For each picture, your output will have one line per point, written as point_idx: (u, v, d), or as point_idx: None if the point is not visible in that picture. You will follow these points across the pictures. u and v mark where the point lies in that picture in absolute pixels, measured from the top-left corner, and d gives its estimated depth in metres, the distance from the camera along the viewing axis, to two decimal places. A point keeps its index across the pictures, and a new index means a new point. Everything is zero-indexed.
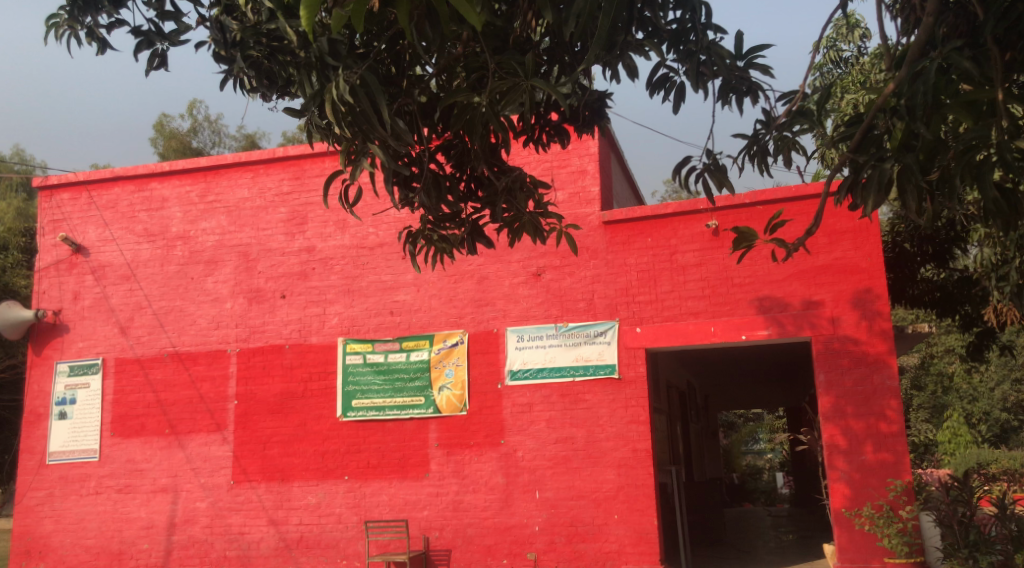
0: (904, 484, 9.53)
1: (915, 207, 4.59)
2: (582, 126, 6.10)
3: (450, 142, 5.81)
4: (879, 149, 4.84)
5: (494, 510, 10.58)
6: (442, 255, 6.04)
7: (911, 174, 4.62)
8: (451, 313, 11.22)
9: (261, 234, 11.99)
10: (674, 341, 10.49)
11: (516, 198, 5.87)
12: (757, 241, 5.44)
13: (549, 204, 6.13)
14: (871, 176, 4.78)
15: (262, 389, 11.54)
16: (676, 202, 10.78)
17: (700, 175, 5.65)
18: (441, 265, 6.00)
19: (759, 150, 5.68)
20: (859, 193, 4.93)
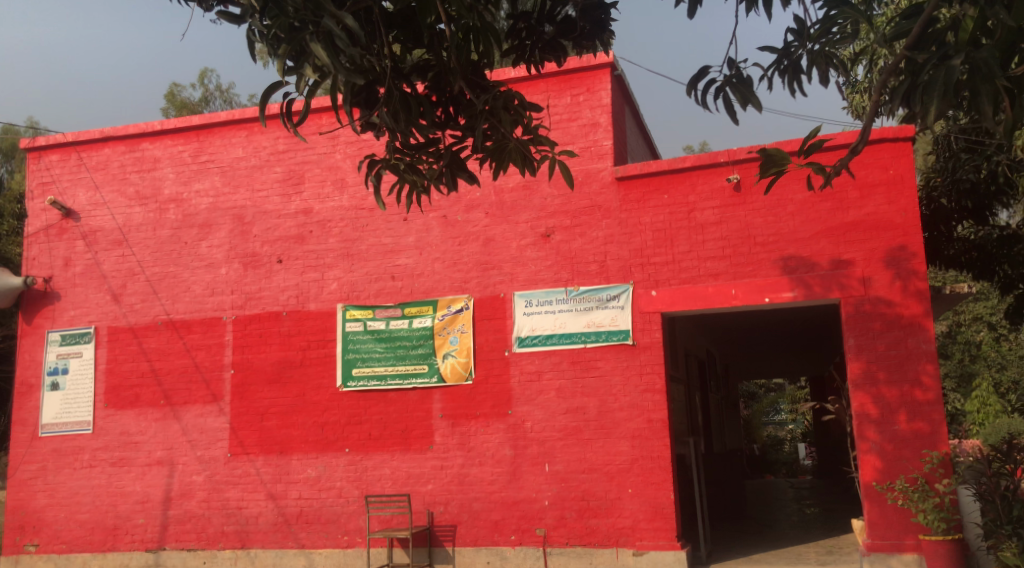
0: (941, 456, 8.84)
1: (990, 110, 3.97)
2: (582, 41, 5.88)
3: (427, 63, 5.26)
4: (943, 46, 4.20)
5: (502, 484, 10.03)
6: (416, 191, 5.52)
7: (988, 69, 3.97)
8: (456, 277, 10.60)
9: (256, 195, 11.41)
10: (692, 305, 9.81)
11: (501, 121, 5.30)
12: (789, 164, 4.98)
13: (541, 128, 5.48)
14: (935, 77, 4.08)
15: (260, 358, 11.01)
16: (694, 155, 10.06)
17: (723, 90, 5.52)
18: (417, 204, 5.49)
19: (789, 65, 5.66)
20: (918, 100, 4.24)
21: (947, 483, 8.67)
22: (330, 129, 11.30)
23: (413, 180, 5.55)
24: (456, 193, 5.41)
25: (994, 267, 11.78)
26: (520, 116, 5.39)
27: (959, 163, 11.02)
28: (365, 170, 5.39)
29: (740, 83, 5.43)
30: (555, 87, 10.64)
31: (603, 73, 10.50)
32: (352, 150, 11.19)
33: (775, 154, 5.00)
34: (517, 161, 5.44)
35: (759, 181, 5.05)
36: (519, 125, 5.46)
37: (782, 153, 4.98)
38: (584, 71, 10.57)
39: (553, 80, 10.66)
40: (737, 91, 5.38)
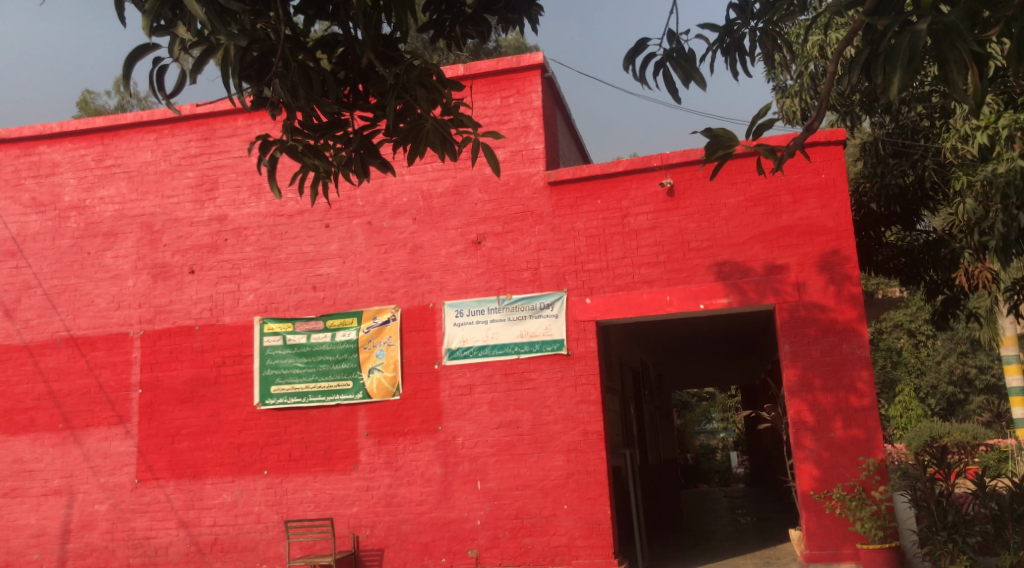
0: (877, 463, 8.69)
1: (959, 78, 3.73)
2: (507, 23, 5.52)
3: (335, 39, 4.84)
4: (904, 10, 3.94)
5: (431, 504, 9.54)
6: (320, 178, 5.05)
7: (957, 34, 3.72)
8: (381, 286, 10.09)
9: (166, 202, 10.71)
10: (626, 313, 9.51)
11: (418, 100, 4.88)
12: (738, 146, 4.62)
13: (462, 109, 5.06)
14: (900, 43, 3.80)
15: (170, 375, 10.29)
16: (627, 159, 9.79)
17: (662, 65, 5.35)
18: (321, 192, 5.04)
19: (732, 42, 5.56)
20: (880, 69, 4.00)
21: (883, 490, 8.54)
22: (246, 132, 10.68)
23: (314, 165, 4.99)
24: (366, 180, 5.07)
25: (920, 273, 11.82)
26: (439, 95, 4.96)
27: (887, 169, 10.97)
28: (259, 152, 4.79)
29: (681, 59, 5.31)
30: (484, 89, 10.26)
31: (533, 74, 10.16)
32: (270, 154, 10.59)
33: (723, 135, 4.57)
34: (436, 145, 5.06)
35: (706, 166, 4.65)
36: (438, 105, 5.03)
37: (731, 133, 4.56)
38: (514, 73, 10.21)
39: (482, 82, 10.28)
40: (679, 67, 5.26)
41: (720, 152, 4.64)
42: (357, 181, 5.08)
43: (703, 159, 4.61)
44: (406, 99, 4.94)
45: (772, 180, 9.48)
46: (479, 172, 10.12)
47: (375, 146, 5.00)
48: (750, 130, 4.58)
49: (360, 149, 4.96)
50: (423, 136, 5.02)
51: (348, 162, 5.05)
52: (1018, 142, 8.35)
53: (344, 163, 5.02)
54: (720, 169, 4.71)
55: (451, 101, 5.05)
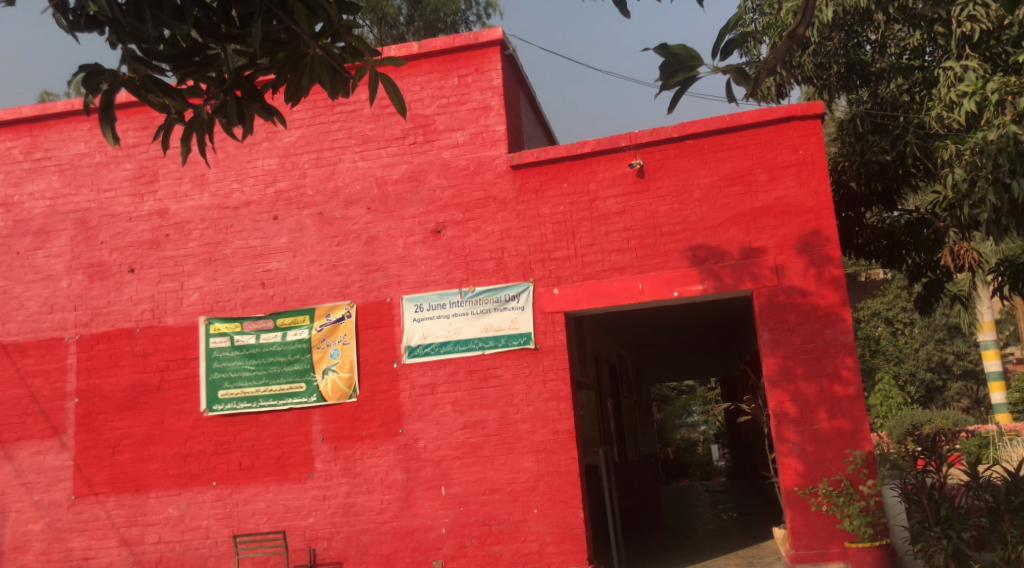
0: (865, 455, 8.15)
1: None
2: None
3: None
4: None
5: (392, 512, 8.91)
6: (188, 126, 4.43)
7: None
8: (335, 281, 9.44)
9: (102, 195, 9.98)
10: (596, 302, 8.92)
11: (296, 17, 4.23)
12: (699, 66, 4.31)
13: (356, 32, 4.40)
14: None
15: (110, 383, 9.60)
16: (594, 140, 9.19)
17: None
18: (189, 141, 4.42)
19: None
20: None
21: (871, 485, 8.01)
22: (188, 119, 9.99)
23: (164, 102, 4.54)
24: (245, 129, 4.51)
25: (902, 255, 11.32)
26: (323, 13, 4.29)
27: (866, 146, 10.49)
28: (85, 86, 4.27)
29: None
30: (440, 68, 9.64)
31: (493, 51, 9.55)
32: (213, 142, 9.91)
33: (681, 52, 4.27)
34: (324, 81, 4.46)
35: (664, 91, 4.34)
36: (327, 33, 4.35)
37: (690, 52, 4.27)
38: (472, 50, 9.58)
39: (437, 60, 9.66)
40: None
41: (680, 75, 4.34)
42: (236, 130, 4.55)
43: (662, 89, 4.32)
44: (282, 17, 4.30)
45: (747, 158, 8.94)
46: (437, 156, 9.48)
47: (255, 91, 4.49)
48: (713, 49, 4.31)
49: (231, 85, 4.41)
50: (306, 68, 4.37)
51: (221, 107, 4.49)
52: (1008, 106, 8.14)
53: (219, 106, 4.46)
54: (683, 94, 4.39)
55: (343, 24, 4.36)
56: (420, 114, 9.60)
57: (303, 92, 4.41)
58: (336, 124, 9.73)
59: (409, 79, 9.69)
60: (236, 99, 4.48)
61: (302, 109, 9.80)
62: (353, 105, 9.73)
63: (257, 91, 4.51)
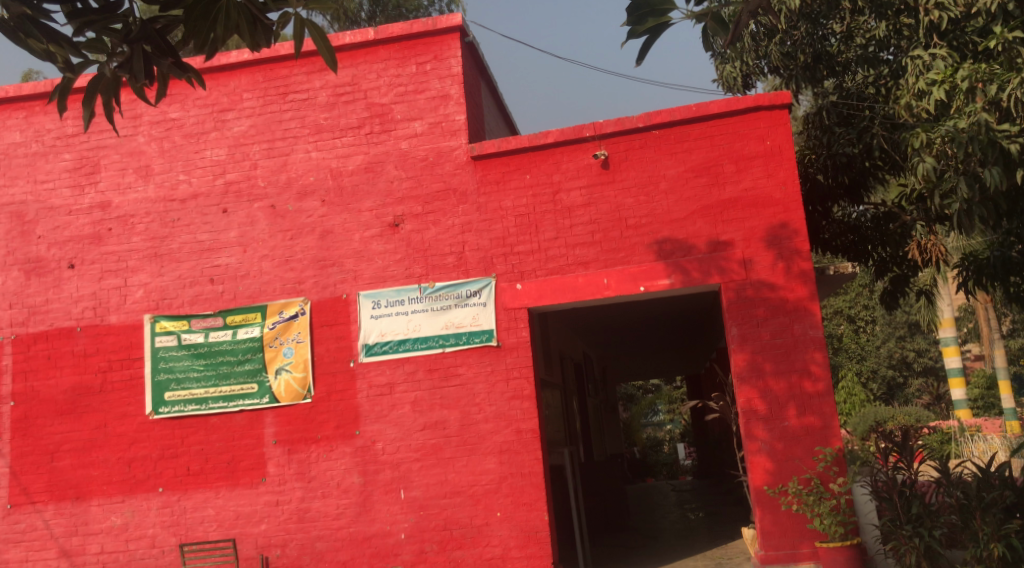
0: (835, 452, 7.94)
1: None
2: None
3: None
4: None
5: (349, 518, 8.53)
6: (91, 86, 4.13)
7: None
8: (288, 277, 9.03)
9: (40, 187, 9.48)
10: (560, 298, 8.61)
11: None
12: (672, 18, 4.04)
13: None
14: None
15: (48, 385, 9.10)
16: (557, 130, 8.89)
17: None
18: (91, 102, 4.10)
19: None
20: None
21: (841, 482, 7.78)
22: (132, 107, 9.54)
23: (51, 50, 4.16)
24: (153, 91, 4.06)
25: (868, 250, 11.18)
26: None
27: (833, 138, 10.38)
28: None
29: None
30: (397, 55, 9.28)
31: (452, 37, 9.21)
32: (158, 132, 9.45)
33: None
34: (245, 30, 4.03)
35: (632, 36, 4.02)
36: None
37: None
38: (430, 36, 9.23)
39: (394, 47, 9.29)
40: None
41: (650, 20, 4.02)
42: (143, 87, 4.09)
43: (629, 37, 4.00)
44: None
45: (714, 148, 8.70)
46: (395, 146, 9.11)
47: (166, 45, 4.07)
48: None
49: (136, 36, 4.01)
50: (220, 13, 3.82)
51: (126, 62, 4.04)
52: (981, 94, 8.12)
53: (123, 61, 4.02)
54: (653, 42, 4.05)
55: None
56: (376, 103, 9.22)
57: (218, 43, 3.85)
58: (289, 113, 9.32)
59: (365, 66, 9.31)
60: (145, 53, 4.03)
61: (253, 98, 9.39)
62: (306, 93, 9.32)
63: (169, 46, 4.08)
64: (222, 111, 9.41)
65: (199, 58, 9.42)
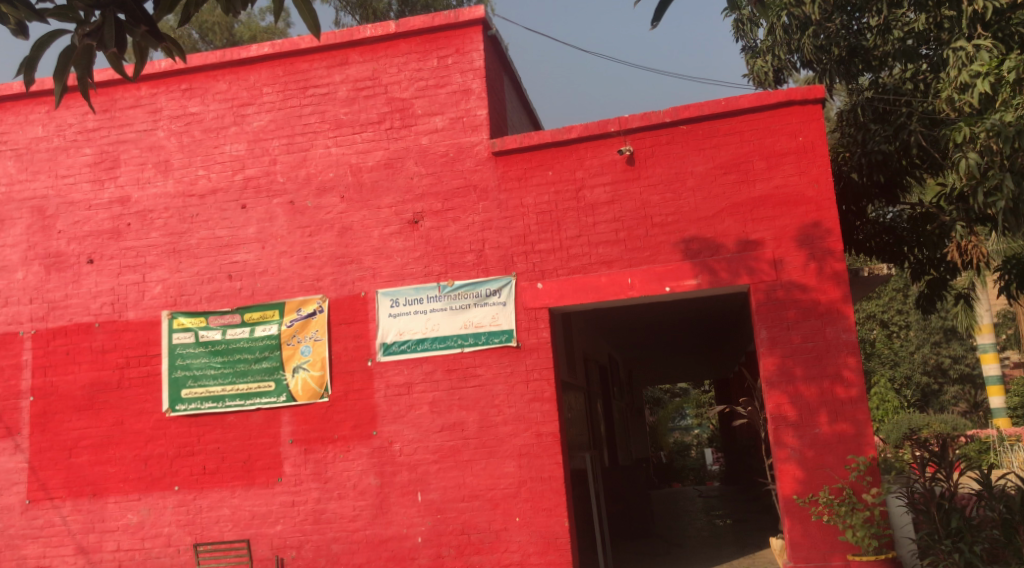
0: (869, 461, 7.62)
1: None
2: None
3: None
4: None
5: (365, 520, 8.35)
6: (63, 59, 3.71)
7: None
8: (306, 274, 8.88)
9: (61, 182, 9.44)
10: (582, 298, 8.38)
11: None
12: None
13: None
14: None
15: (67, 381, 9.04)
16: (581, 125, 8.65)
17: None
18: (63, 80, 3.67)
19: None
20: None
21: (875, 493, 7.45)
22: (152, 102, 9.47)
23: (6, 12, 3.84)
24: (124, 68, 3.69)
25: (904, 251, 10.79)
26: None
27: (869, 135, 10.01)
28: None
29: None
30: (419, 49, 9.10)
31: (474, 31, 9.01)
32: (178, 126, 9.37)
33: None
34: None
35: None
36: None
37: None
38: (452, 29, 9.04)
39: (415, 40, 9.12)
40: None
41: None
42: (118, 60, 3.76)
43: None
44: None
45: (743, 145, 8.41)
46: (415, 141, 8.94)
47: (141, 12, 3.67)
48: None
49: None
50: None
51: (95, 30, 3.64)
52: None
53: (93, 29, 3.63)
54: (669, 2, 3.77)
55: None
56: (397, 97, 9.06)
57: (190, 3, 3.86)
58: (308, 108, 9.18)
59: (386, 60, 9.15)
60: (117, 21, 3.64)
61: (273, 92, 9.27)
62: (326, 87, 9.18)
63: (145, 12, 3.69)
64: (241, 106, 9.30)
65: (219, 53, 9.32)
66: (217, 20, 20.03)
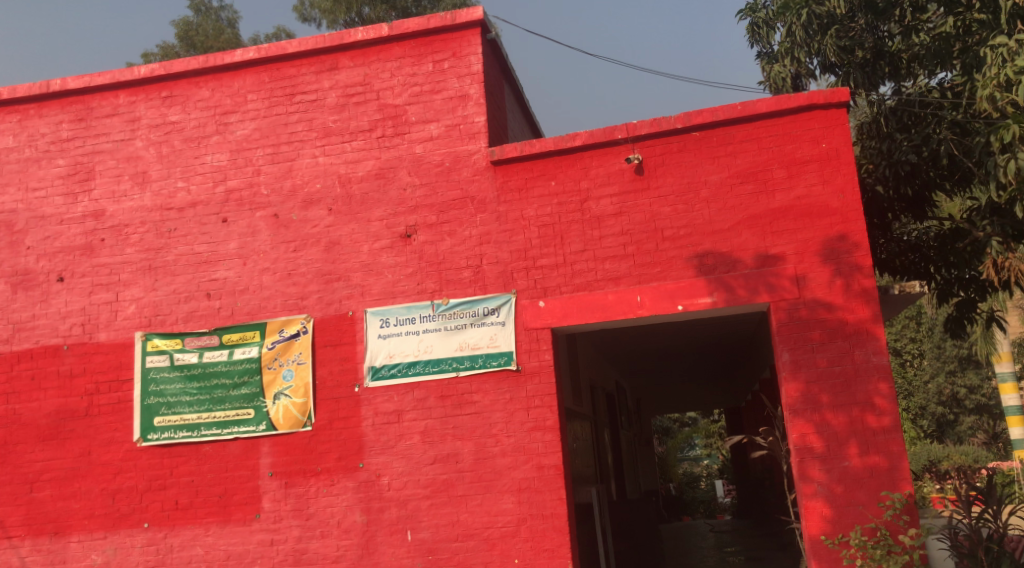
0: (906, 498, 6.90)
1: None
2: None
3: None
4: None
5: (350, 562, 7.63)
6: None
7: None
8: (290, 292, 8.24)
9: (31, 195, 8.86)
10: (588, 318, 7.71)
11: None
12: None
13: None
14: None
15: (31, 409, 8.39)
16: (586, 132, 8.04)
17: None
18: None
19: None
20: None
21: (915, 535, 6.76)
22: (131, 109, 8.91)
23: None
24: None
25: (931, 271, 10.13)
26: None
27: (895, 145, 9.49)
28: None
29: None
30: (413, 52, 8.54)
31: (472, 33, 8.45)
32: (157, 136, 8.80)
33: None
34: None
35: None
36: None
37: None
38: (448, 31, 8.48)
39: (410, 44, 8.56)
40: None
41: None
42: None
43: None
44: None
45: (762, 152, 7.78)
46: (408, 150, 8.34)
47: None
48: None
49: None
50: None
51: None
52: None
53: None
54: None
55: None
56: (389, 104, 8.48)
57: None
58: (295, 116, 8.61)
59: (378, 64, 8.58)
60: None
61: (257, 99, 8.70)
62: (315, 93, 8.61)
63: None
64: (224, 114, 8.73)
65: (202, 58, 8.78)
66: (222, 45, 19.91)
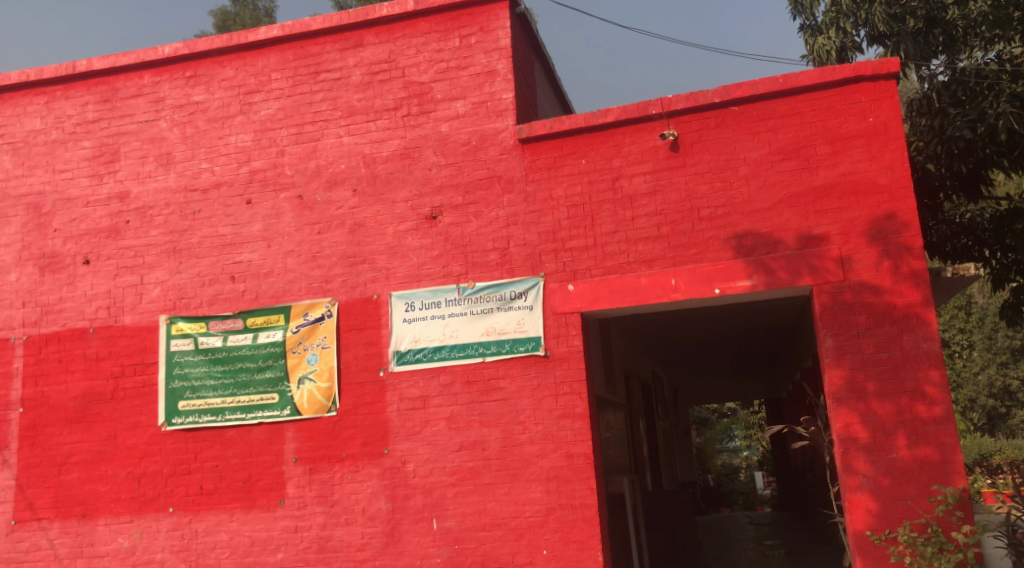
0: (959, 492, 6.49)
1: None
2: None
3: None
4: None
5: (375, 550, 7.45)
6: None
7: None
8: (314, 275, 8.06)
9: (58, 177, 8.80)
10: (619, 302, 7.41)
11: None
12: None
13: None
14: None
15: (58, 392, 8.35)
16: (618, 108, 7.71)
17: None
18: None
19: None
20: None
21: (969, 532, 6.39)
22: (156, 90, 8.80)
23: None
24: None
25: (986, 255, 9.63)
26: None
27: (947, 120, 8.98)
28: None
29: None
30: (439, 28, 8.28)
31: (499, 7, 8.16)
32: (181, 116, 8.67)
33: None
34: None
35: None
36: None
37: None
38: (475, 5, 8.21)
39: (436, 19, 8.30)
40: None
41: None
42: None
43: None
44: None
45: (804, 127, 7.39)
46: (434, 129, 8.09)
47: None
48: None
49: None
50: None
51: None
52: None
53: None
54: None
55: None
56: (415, 81, 8.24)
57: None
58: (320, 95, 8.41)
59: (403, 41, 8.35)
60: None
61: (282, 78, 8.52)
62: (339, 71, 8.40)
63: None
64: (248, 93, 8.57)
65: (226, 36, 8.63)
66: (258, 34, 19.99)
